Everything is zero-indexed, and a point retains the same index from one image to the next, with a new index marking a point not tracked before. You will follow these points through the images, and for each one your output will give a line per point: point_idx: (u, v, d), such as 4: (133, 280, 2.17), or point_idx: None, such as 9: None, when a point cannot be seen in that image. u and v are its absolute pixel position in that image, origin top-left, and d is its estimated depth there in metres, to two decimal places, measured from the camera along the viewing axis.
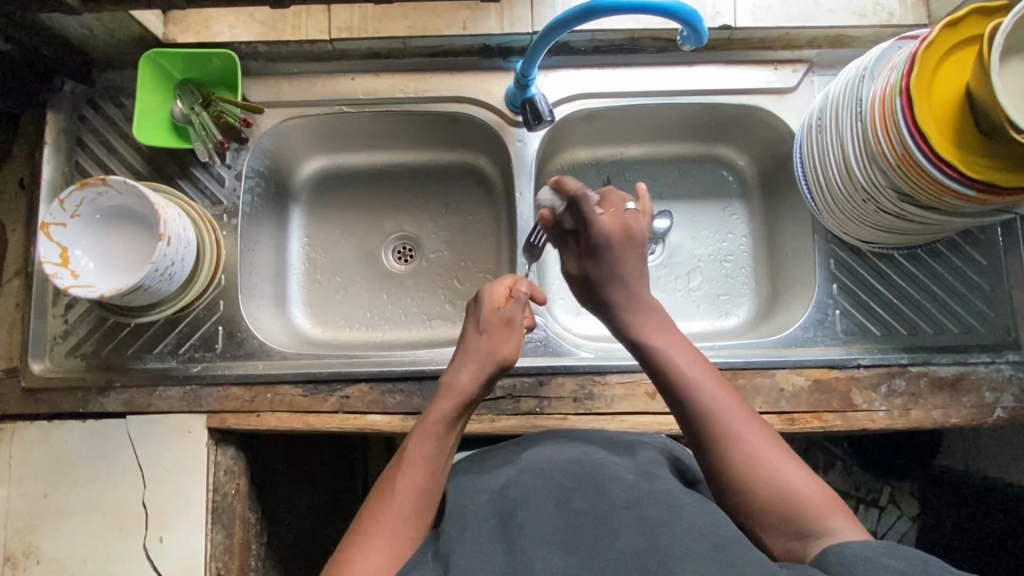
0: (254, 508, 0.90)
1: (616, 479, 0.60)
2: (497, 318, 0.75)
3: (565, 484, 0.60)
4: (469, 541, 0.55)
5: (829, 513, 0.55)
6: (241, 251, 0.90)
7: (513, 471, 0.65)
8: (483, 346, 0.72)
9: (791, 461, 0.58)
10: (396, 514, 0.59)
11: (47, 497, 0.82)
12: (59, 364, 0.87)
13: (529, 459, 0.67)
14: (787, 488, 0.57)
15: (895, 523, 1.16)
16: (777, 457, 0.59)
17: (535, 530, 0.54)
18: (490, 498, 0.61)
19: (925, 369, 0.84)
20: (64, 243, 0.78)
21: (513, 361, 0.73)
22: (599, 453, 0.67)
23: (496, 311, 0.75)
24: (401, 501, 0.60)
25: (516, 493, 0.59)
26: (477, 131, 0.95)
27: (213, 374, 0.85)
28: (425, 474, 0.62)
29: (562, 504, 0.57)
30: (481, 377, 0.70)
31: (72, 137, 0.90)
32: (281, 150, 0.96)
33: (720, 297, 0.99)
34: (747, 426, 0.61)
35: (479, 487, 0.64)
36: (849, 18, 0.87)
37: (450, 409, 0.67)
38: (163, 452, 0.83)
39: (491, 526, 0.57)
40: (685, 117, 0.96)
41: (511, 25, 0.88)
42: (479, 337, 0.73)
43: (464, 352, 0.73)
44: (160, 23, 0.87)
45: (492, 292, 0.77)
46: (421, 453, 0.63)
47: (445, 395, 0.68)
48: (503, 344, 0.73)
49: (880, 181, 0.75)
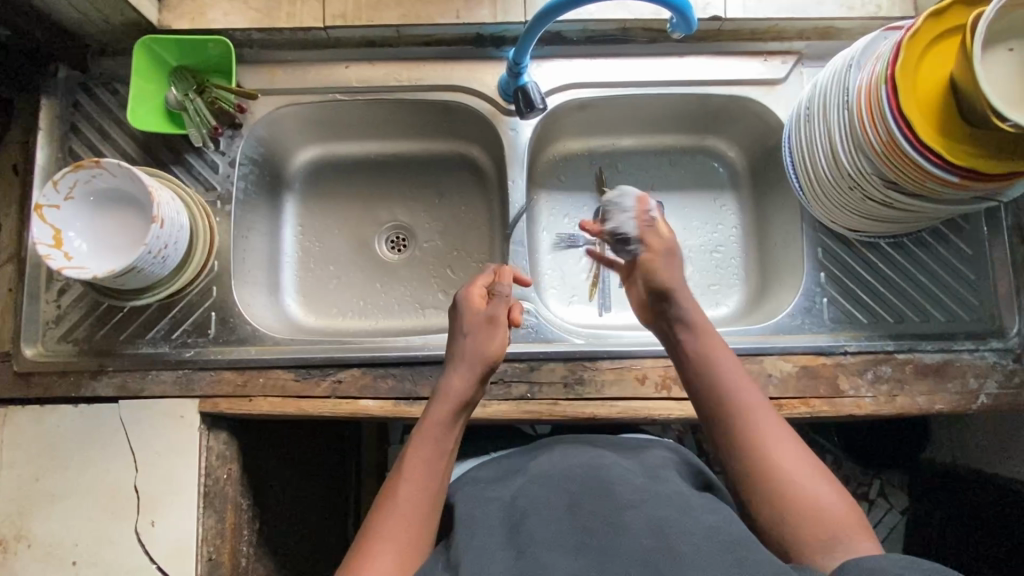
0: (246, 495, 0.90)
1: (624, 484, 0.62)
2: (479, 320, 0.74)
3: (572, 491, 0.62)
4: (481, 547, 0.57)
5: (851, 532, 0.57)
6: (235, 238, 0.91)
7: (522, 481, 0.66)
8: (469, 349, 0.72)
9: (820, 480, 0.61)
10: (401, 518, 0.61)
11: (39, 481, 0.82)
12: (52, 349, 0.87)
13: (539, 465, 0.68)
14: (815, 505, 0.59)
15: (884, 517, 1.18)
16: (808, 475, 0.61)
17: (545, 535, 0.56)
18: (501, 506, 0.63)
19: (911, 356, 0.85)
20: (58, 225, 0.78)
21: (500, 358, 0.73)
22: (605, 456, 0.68)
23: (477, 313, 0.75)
24: (405, 506, 0.62)
25: (525, 501, 0.61)
26: (470, 120, 0.96)
27: (205, 358, 0.86)
28: (426, 478, 0.64)
29: (571, 510, 0.59)
30: (473, 378, 0.71)
31: (66, 122, 0.90)
32: (275, 137, 0.96)
33: (710, 288, 1.00)
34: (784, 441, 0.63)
35: (489, 495, 0.66)
36: (837, 10, 0.89)
37: (446, 414, 0.68)
38: (155, 436, 0.83)
39: (502, 533, 0.59)
40: (676, 108, 0.97)
41: (504, 14, 0.89)
42: (465, 341, 0.73)
43: (454, 355, 0.73)
44: (155, 9, 0.87)
45: (469, 296, 0.76)
46: (420, 459, 0.65)
47: (439, 400, 0.69)
48: (490, 345, 0.73)
49: (866, 169, 0.76)
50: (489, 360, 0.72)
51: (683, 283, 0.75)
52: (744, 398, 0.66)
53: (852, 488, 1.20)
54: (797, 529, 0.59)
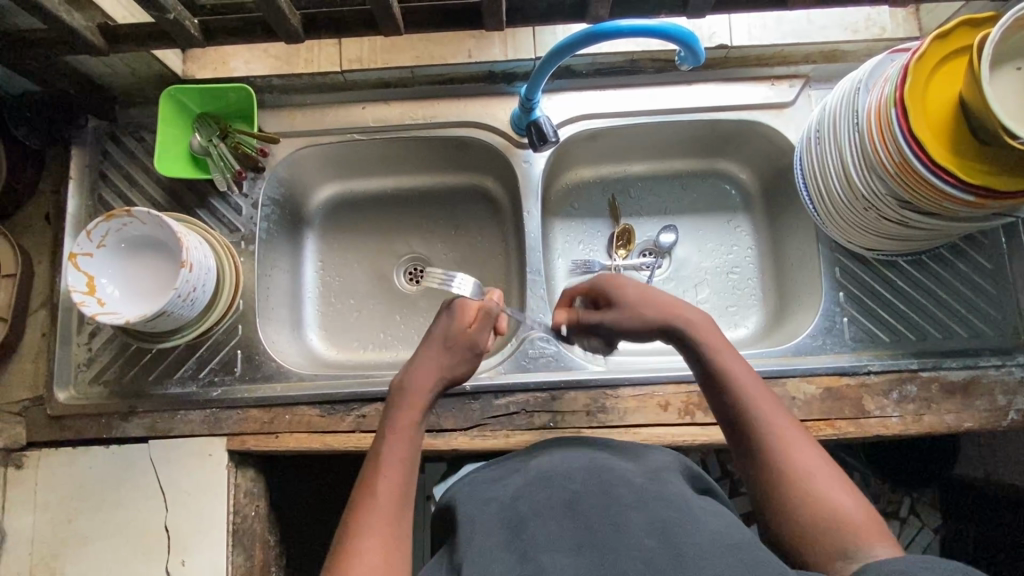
0: (273, 530, 0.92)
1: (624, 484, 0.61)
2: (462, 340, 0.73)
3: (574, 489, 0.61)
4: (481, 545, 0.56)
5: (873, 540, 0.55)
6: (259, 275, 0.93)
7: (522, 481, 0.65)
8: (446, 361, 0.71)
9: (838, 482, 0.59)
10: (380, 517, 0.60)
11: (72, 522, 0.84)
12: (83, 392, 0.89)
13: (539, 469, 0.67)
14: (830, 509, 0.57)
15: (918, 535, 1.15)
16: (822, 474, 0.59)
17: (546, 538, 0.56)
18: (499, 508, 0.61)
19: (936, 374, 0.85)
20: (91, 272, 0.81)
21: (467, 374, 0.75)
22: (605, 458, 0.68)
23: (462, 332, 0.73)
24: (387, 504, 0.61)
25: (527, 503, 0.60)
26: (483, 153, 0.98)
27: (233, 397, 0.87)
28: (404, 475, 0.63)
29: (571, 508, 0.59)
30: (438, 389, 0.71)
31: (95, 170, 0.93)
32: (295, 178, 0.99)
33: (728, 309, 1.00)
34: (794, 437, 0.61)
35: (487, 496, 0.64)
36: (842, 34, 0.90)
37: (419, 414, 0.68)
38: (184, 475, 0.84)
39: (502, 535, 0.57)
40: (686, 134, 0.99)
41: (514, 51, 0.91)
42: (442, 352, 0.72)
43: (423, 361, 0.71)
44: (179, 61, 0.92)
45: (467, 304, 0.74)
46: (400, 459, 0.64)
47: (411, 398, 0.68)
48: (456, 365, 0.72)
49: (880, 190, 0.76)
50: (454, 378, 0.73)
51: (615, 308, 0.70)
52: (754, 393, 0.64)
53: (884, 506, 1.17)
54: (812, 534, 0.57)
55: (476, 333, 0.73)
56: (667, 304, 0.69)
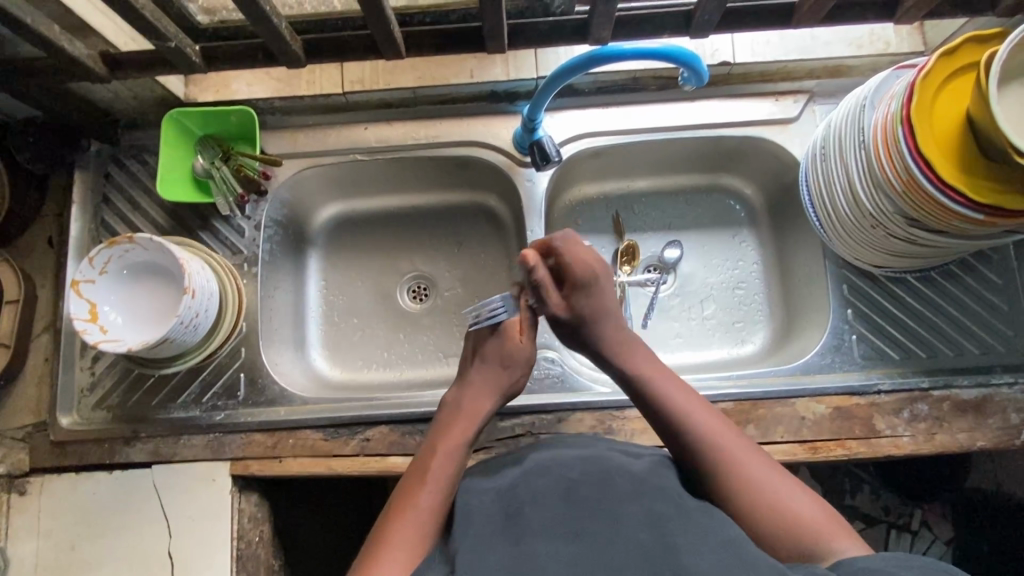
0: (277, 554, 0.91)
1: (622, 475, 0.61)
2: (519, 353, 0.77)
3: (572, 478, 0.61)
4: (477, 538, 0.56)
5: (833, 536, 0.58)
6: (262, 298, 0.93)
7: (518, 470, 0.65)
8: (503, 378, 0.77)
9: (794, 486, 0.62)
10: (416, 524, 0.62)
11: (75, 549, 0.83)
12: (86, 416, 0.89)
13: (536, 458, 0.67)
14: (789, 511, 0.60)
15: (929, 548, 1.12)
16: (777, 481, 0.62)
17: (543, 525, 0.56)
18: (496, 496, 0.62)
19: (948, 393, 0.84)
20: (94, 299, 0.80)
21: (520, 390, 0.80)
22: (606, 448, 0.68)
23: (517, 346, 0.77)
24: (422, 511, 0.63)
25: (525, 491, 0.61)
26: (487, 173, 0.98)
27: (236, 421, 0.87)
28: (447, 491, 0.66)
29: (568, 496, 0.59)
30: (495, 407, 0.77)
31: (98, 194, 0.93)
32: (298, 199, 0.99)
33: (735, 325, 0.99)
34: (739, 444, 0.65)
35: (485, 487, 0.65)
36: (846, 49, 0.90)
37: (469, 434, 0.72)
38: (187, 500, 0.84)
39: (497, 522, 0.58)
40: (690, 151, 0.98)
41: (516, 71, 0.92)
42: (500, 368, 0.77)
43: (480, 377, 0.77)
44: (182, 84, 0.92)
45: (511, 324, 0.78)
46: (445, 471, 0.67)
47: (464, 419, 0.73)
48: (516, 379, 0.78)
49: (887, 208, 0.75)
50: (513, 390, 0.78)
51: (609, 300, 0.77)
52: (696, 412, 0.68)
53: (895, 519, 1.14)
54: (778, 541, 0.59)
55: (529, 347, 0.78)
56: (616, 330, 0.76)
